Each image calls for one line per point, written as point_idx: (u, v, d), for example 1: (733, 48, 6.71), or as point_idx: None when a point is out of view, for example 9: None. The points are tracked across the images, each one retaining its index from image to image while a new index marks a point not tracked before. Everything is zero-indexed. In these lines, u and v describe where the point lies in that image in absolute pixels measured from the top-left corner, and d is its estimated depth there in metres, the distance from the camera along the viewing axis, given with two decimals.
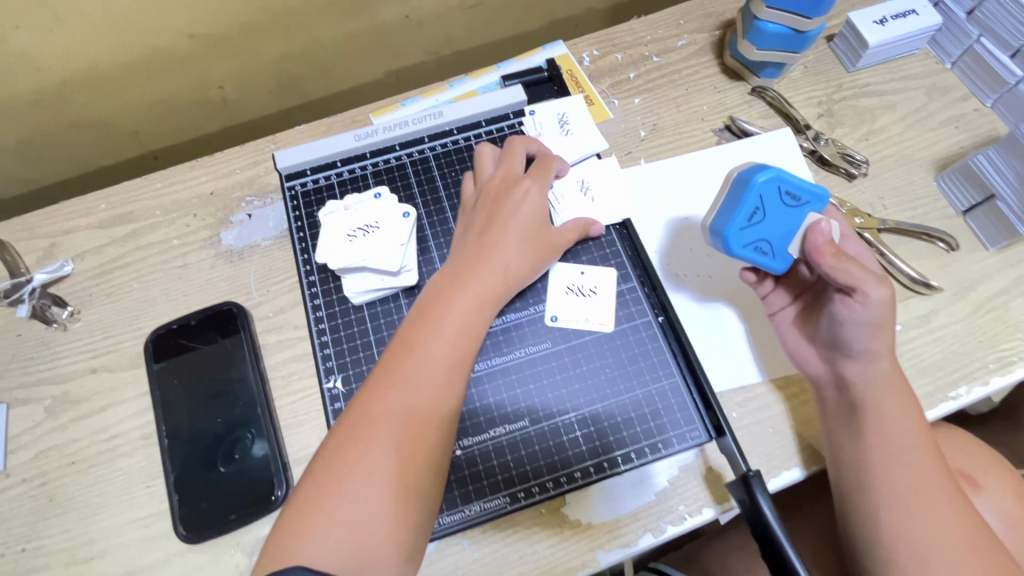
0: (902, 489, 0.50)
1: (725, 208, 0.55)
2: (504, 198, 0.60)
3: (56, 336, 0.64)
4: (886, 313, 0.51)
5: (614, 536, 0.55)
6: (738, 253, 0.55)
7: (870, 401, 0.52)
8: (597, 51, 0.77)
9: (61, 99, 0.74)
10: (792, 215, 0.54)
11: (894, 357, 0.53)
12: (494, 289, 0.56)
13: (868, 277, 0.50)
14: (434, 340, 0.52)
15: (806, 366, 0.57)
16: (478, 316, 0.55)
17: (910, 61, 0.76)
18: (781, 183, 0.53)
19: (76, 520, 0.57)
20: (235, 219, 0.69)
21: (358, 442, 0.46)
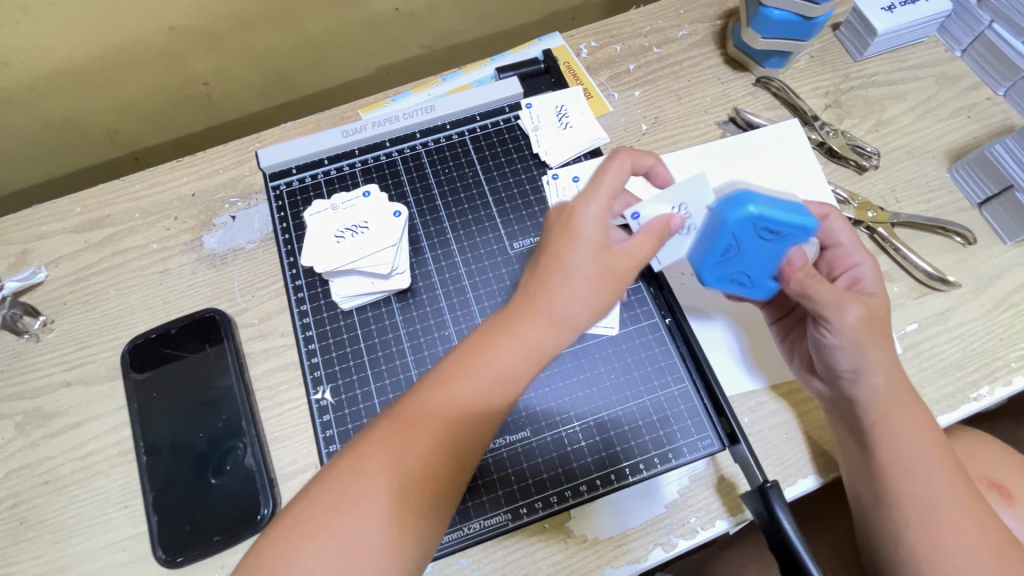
0: (921, 508, 0.46)
1: (702, 241, 0.50)
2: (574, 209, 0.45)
3: (28, 348, 0.61)
4: (864, 333, 0.47)
5: (621, 552, 0.51)
6: (715, 285, 0.53)
7: (875, 417, 0.48)
8: (595, 42, 0.74)
9: (33, 98, 0.71)
10: (771, 249, 0.48)
11: (890, 368, 0.48)
12: (546, 334, 0.43)
13: (836, 300, 0.46)
14: (467, 385, 0.41)
15: (807, 383, 0.54)
16: (523, 368, 0.43)
17: (919, 49, 0.73)
18: (755, 220, 0.46)
19: (50, 545, 0.53)
20: (218, 221, 0.66)
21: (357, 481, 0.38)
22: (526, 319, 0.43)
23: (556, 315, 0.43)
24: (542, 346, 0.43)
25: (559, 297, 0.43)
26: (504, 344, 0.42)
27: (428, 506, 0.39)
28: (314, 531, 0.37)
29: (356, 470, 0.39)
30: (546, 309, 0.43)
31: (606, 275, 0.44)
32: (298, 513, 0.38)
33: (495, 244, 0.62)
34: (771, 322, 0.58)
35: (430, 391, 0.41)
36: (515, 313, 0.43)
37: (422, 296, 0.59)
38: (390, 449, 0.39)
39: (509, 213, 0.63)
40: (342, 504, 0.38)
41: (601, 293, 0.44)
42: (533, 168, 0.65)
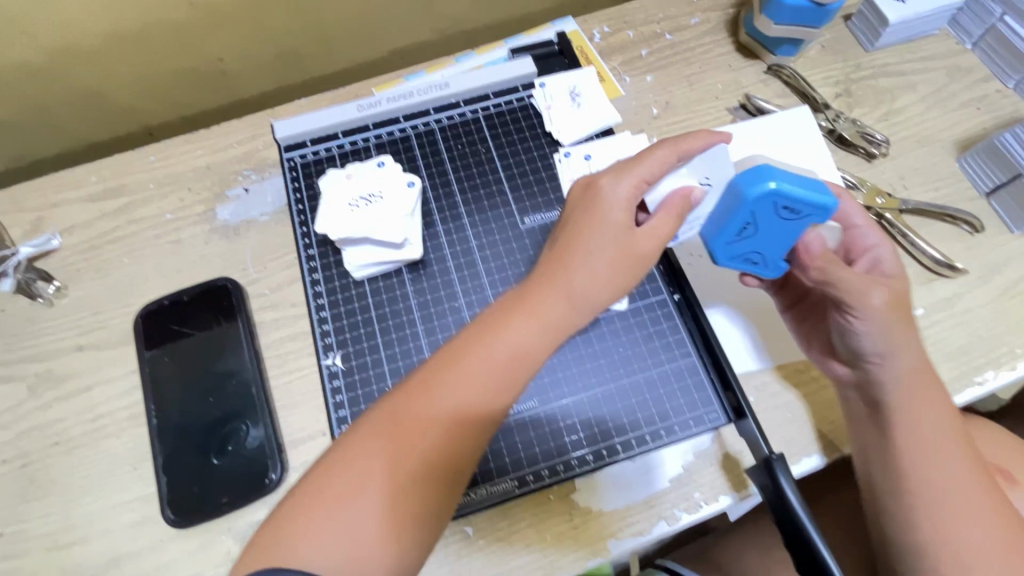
0: (935, 492, 0.47)
1: (716, 219, 0.50)
2: (596, 190, 0.48)
3: (41, 312, 0.61)
4: (892, 318, 0.48)
5: (625, 525, 0.52)
6: (726, 263, 0.53)
7: (894, 398, 0.49)
8: (608, 28, 0.74)
9: (53, 67, 0.71)
10: (788, 228, 0.48)
11: (918, 353, 0.49)
12: (561, 312, 0.45)
13: (863, 285, 0.48)
14: (479, 365, 0.43)
15: (826, 370, 0.54)
16: (538, 346, 0.45)
17: (930, 41, 0.73)
18: (779, 197, 0.46)
19: (59, 504, 0.54)
20: (231, 193, 0.66)
21: (371, 460, 0.40)
22: (542, 298, 0.45)
23: (574, 296, 0.45)
24: (558, 324, 0.45)
25: (577, 280, 0.45)
26: (519, 321, 0.44)
27: (430, 486, 0.41)
28: (330, 506, 0.39)
29: (369, 447, 0.41)
30: (564, 290, 0.45)
31: (625, 260, 0.46)
32: (313, 486, 0.40)
33: (506, 219, 0.62)
34: (781, 309, 0.58)
35: (442, 369, 0.43)
36: (532, 293, 0.45)
37: (433, 268, 0.60)
38: (401, 427, 0.41)
39: (520, 189, 0.64)
40: (353, 483, 0.40)
41: (619, 276, 0.46)
42: (545, 146, 0.66)
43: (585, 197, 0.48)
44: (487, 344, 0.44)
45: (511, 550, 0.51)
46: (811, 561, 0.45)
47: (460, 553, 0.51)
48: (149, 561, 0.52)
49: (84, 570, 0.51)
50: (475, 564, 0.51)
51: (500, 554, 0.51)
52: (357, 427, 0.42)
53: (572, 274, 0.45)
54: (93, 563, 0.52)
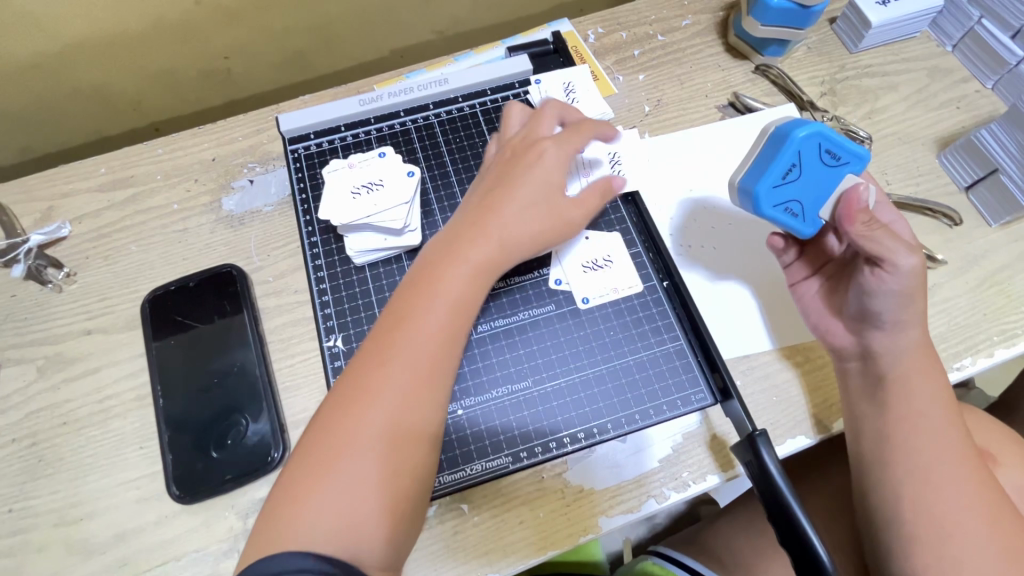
0: (923, 465, 0.49)
1: (759, 164, 0.51)
2: (519, 160, 0.56)
3: (51, 297, 0.63)
4: (917, 283, 0.50)
5: (616, 502, 0.54)
6: (767, 213, 0.52)
7: (896, 371, 0.51)
8: (602, 29, 0.77)
9: (64, 63, 0.74)
10: (828, 175, 0.51)
11: (922, 326, 0.52)
12: (495, 252, 0.52)
13: (900, 247, 0.49)
14: (428, 309, 0.48)
15: (827, 334, 0.56)
16: (476, 281, 0.51)
17: (912, 44, 0.76)
18: (824, 139, 0.49)
19: (67, 481, 0.55)
20: (236, 185, 0.68)
21: (346, 425, 0.43)
22: (478, 243, 0.51)
23: (505, 238, 0.52)
24: (494, 263, 0.52)
25: (508, 227, 0.52)
26: (458, 266, 0.50)
27: (402, 431, 0.44)
28: (320, 475, 0.42)
29: (342, 411, 0.44)
30: (498, 235, 0.52)
31: (550, 211, 0.54)
32: (301, 459, 0.43)
33: None
34: (794, 281, 0.60)
35: (396, 323, 0.47)
36: (464, 239, 0.52)
37: None
38: (366, 383, 0.45)
39: None
40: (333, 449, 0.43)
41: (545, 223, 0.54)
42: None
43: (510, 165, 0.57)
44: (429, 286, 0.49)
45: (505, 526, 0.53)
46: (794, 537, 0.47)
47: (456, 529, 0.53)
48: (154, 536, 0.53)
49: (91, 545, 0.53)
50: (471, 539, 0.52)
51: (495, 530, 0.53)
52: (330, 401, 0.45)
53: (499, 221, 0.52)
54: (99, 538, 0.53)
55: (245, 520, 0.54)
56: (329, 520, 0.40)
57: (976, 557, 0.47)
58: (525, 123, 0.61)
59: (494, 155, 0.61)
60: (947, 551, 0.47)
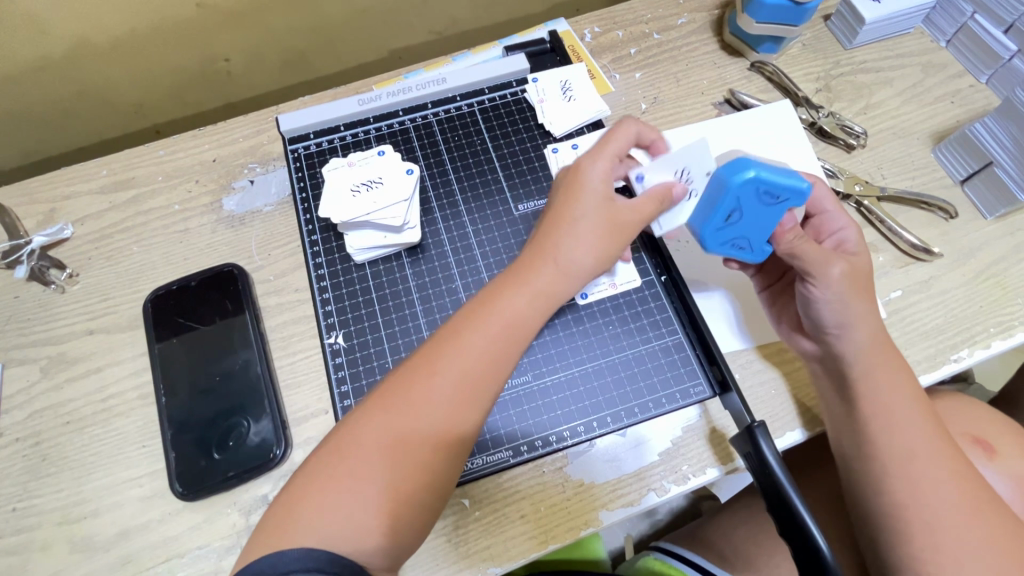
0: (901, 457, 0.49)
1: (703, 208, 0.53)
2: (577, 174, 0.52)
3: (53, 298, 0.64)
4: (848, 286, 0.51)
5: (616, 496, 0.54)
6: (716, 250, 0.55)
7: (858, 369, 0.51)
8: (598, 28, 0.77)
9: (67, 66, 0.75)
10: (771, 213, 0.51)
11: (873, 327, 0.51)
12: (552, 281, 0.50)
13: (822, 257, 0.51)
14: (480, 340, 0.47)
15: (795, 344, 0.57)
16: (532, 312, 0.49)
17: (906, 39, 0.77)
18: (759, 183, 0.49)
19: (70, 479, 0.56)
20: (237, 185, 0.69)
21: (377, 435, 0.44)
22: (535, 271, 0.50)
23: (561, 262, 0.50)
24: (551, 293, 0.50)
25: (566, 250, 0.50)
26: (515, 295, 0.49)
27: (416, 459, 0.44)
28: (334, 480, 0.42)
29: (379, 426, 0.44)
30: (554, 260, 0.50)
31: (609, 227, 0.51)
32: (318, 460, 0.44)
33: (501, 206, 0.66)
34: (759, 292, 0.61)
35: (446, 350, 0.47)
36: (527, 266, 0.50)
37: (431, 252, 0.63)
38: (408, 407, 0.44)
39: (515, 178, 0.67)
40: (362, 465, 0.43)
41: (606, 243, 0.51)
42: (537, 138, 0.69)
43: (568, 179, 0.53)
44: (484, 315, 0.48)
45: (505, 520, 0.53)
46: (795, 527, 0.47)
47: (457, 524, 0.53)
48: (157, 534, 0.53)
49: (94, 543, 0.53)
50: (471, 534, 0.53)
51: (495, 524, 0.53)
52: (363, 411, 0.45)
53: (554, 249, 0.50)
54: (102, 536, 0.53)
55: (248, 517, 0.54)
56: (338, 522, 0.41)
57: (967, 547, 0.47)
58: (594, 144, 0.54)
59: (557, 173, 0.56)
60: (938, 539, 0.47)
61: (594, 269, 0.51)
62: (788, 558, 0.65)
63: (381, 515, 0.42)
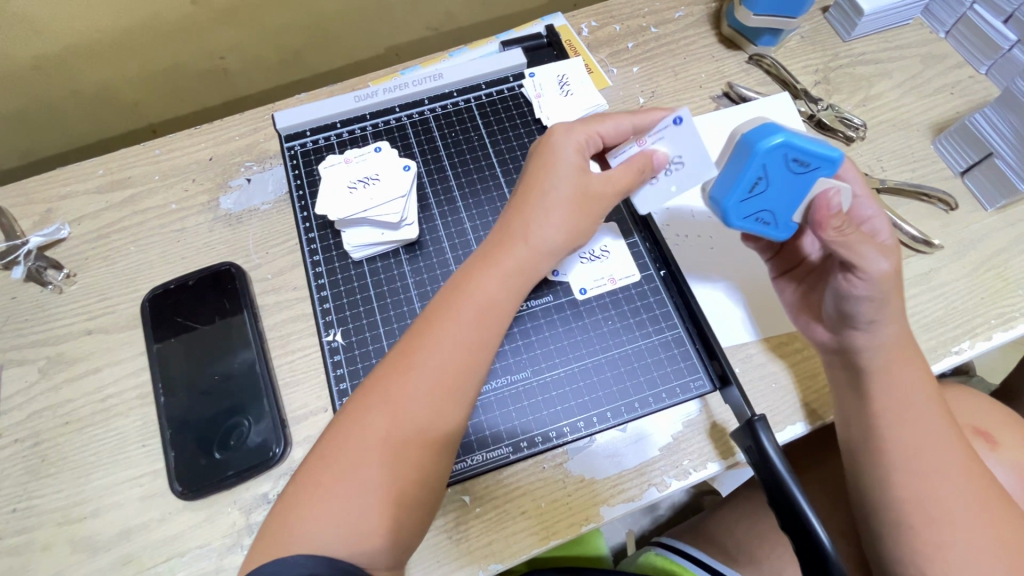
0: (911, 454, 0.49)
1: (727, 176, 0.49)
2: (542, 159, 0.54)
3: (51, 298, 0.63)
4: (892, 286, 0.48)
5: (617, 491, 0.54)
6: (738, 225, 0.52)
7: (877, 365, 0.51)
8: (596, 22, 0.77)
9: (62, 65, 0.74)
10: (798, 182, 0.48)
11: (902, 321, 0.51)
12: (523, 256, 0.51)
13: (874, 253, 0.47)
14: (452, 318, 0.48)
15: (811, 333, 0.56)
16: (505, 287, 0.50)
17: (905, 31, 0.76)
18: (790, 150, 0.46)
19: (69, 480, 0.55)
20: (234, 183, 0.69)
21: (361, 424, 0.44)
22: (504, 249, 0.51)
23: (532, 241, 0.52)
24: (522, 268, 0.51)
25: (535, 229, 0.52)
26: (486, 273, 0.50)
27: (408, 446, 0.44)
28: (332, 476, 0.42)
29: (363, 416, 0.44)
30: (524, 239, 0.52)
31: (579, 202, 0.52)
32: (318, 458, 0.44)
33: (499, 202, 0.65)
34: (775, 276, 0.60)
35: (418, 333, 0.48)
36: (496, 247, 0.52)
37: (429, 249, 0.63)
38: (387, 393, 0.45)
39: (512, 173, 0.67)
40: (351, 457, 0.43)
41: (576, 217, 0.52)
42: (535, 133, 0.69)
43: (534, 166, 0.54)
44: (455, 296, 0.49)
45: (505, 517, 0.53)
46: (797, 522, 0.47)
47: (458, 520, 0.53)
48: (158, 533, 0.53)
49: (95, 543, 0.53)
50: (472, 531, 0.53)
51: (496, 521, 0.53)
52: (348, 405, 0.46)
53: (524, 231, 0.52)
54: (103, 536, 0.53)
55: (249, 516, 0.54)
56: (339, 521, 0.41)
57: (974, 542, 0.47)
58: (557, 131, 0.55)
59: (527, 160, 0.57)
60: (940, 535, 0.47)
61: (567, 244, 0.53)
62: (789, 551, 0.65)
63: (382, 511, 0.42)
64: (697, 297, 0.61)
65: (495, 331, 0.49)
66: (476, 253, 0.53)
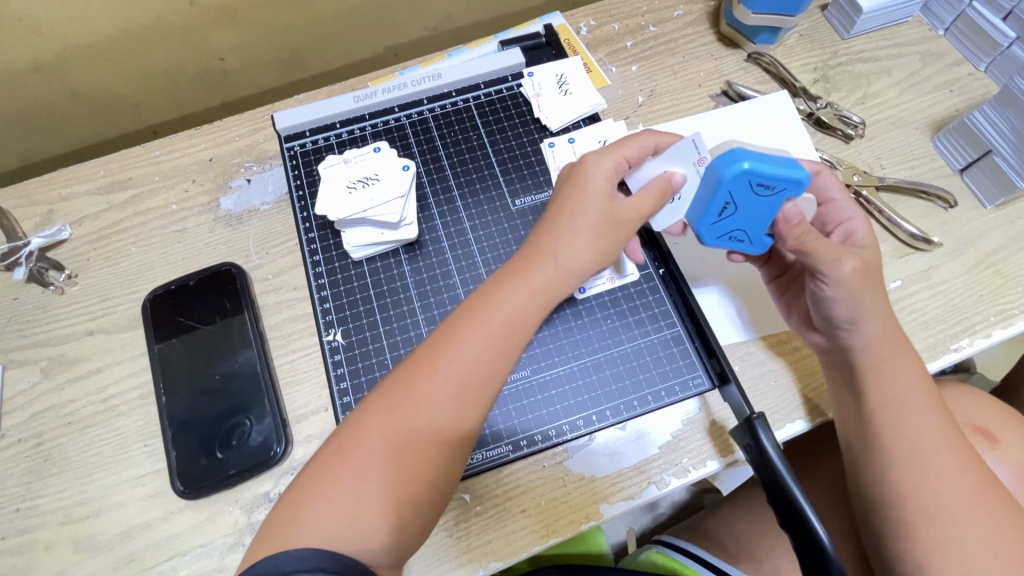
0: (908, 451, 0.49)
1: (698, 203, 0.53)
2: (577, 174, 0.53)
3: (52, 299, 0.64)
4: (860, 285, 0.50)
5: (617, 489, 0.54)
6: (712, 244, 0.55)
7: (870, 362, 0.51)
8: (594, 21, 0.77)
9: (62, 67, 0.74)
10: (765, 205, 0.51)
11: (885, 317, 0.51)
12: (552, 279, 0.50)
13: (834, 255, 0.50)
14: (479, 340, 0.47)
15: (806, 338, 0.56)
16: (531, 312, 0.49)
17: (904, 28, 0.76)
18: (752, 176, 0.48)
19: (72, 480, 0.56)
20: (234, 184, 0.69)
21: (377, 436, 0.44)
22: (533, 269, 0.50)
23: (561, 262, 0.50)
24: (550, 292, 0.50)
25: (563, 248, 0.50)
26: (513, 292, 0.49)
27: (419, 464, 0.44)
28: (337, 482, 0.42)
29: (380, 429, 0.44)
30: (551, 257, 0.50)
31: (608, 225, 0.51)
32: (321, 457, 0.44)
33: (498, 202, 0.66)
34: (767, 282, 0.60)
35: (443, 351, 0.46)
36: (525, 264, 0.51)
37: (429, 249, 0.63)
38: (406, 410, 0.44)
39: (511, 173, 0.67)
40: (364, 469, 0.43)
41: (604, 240, 0.51)
42: (534, 132, 0.69)
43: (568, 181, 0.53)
44: (483, 314, 0.48)
45: (506, 515, 0.53)
46: (796, 520, 0.47)
47: (458, 519, 0.53)
48: (160, 532, 0.54)
49: (98, 542, 0.53)
50: (473, 529, 0.53)
51: (496, 519, 0.53)
52: (364, 411, 0.45)
53: (554, 249, 0.50)
54: (106, 535, 0.54)
55: (250, 515, 0.54)
56: (338, 521, 0.41)
57: (973, 539, 0.47)
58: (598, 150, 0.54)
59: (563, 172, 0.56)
60: (938, 532, 0.47)
61: (592, 269, 0.51)
62: (789, 549, 0.66)
63: (388, 509, 0.42)
64: (695, 296, 0.61)
65: (520, 345, 0.49)
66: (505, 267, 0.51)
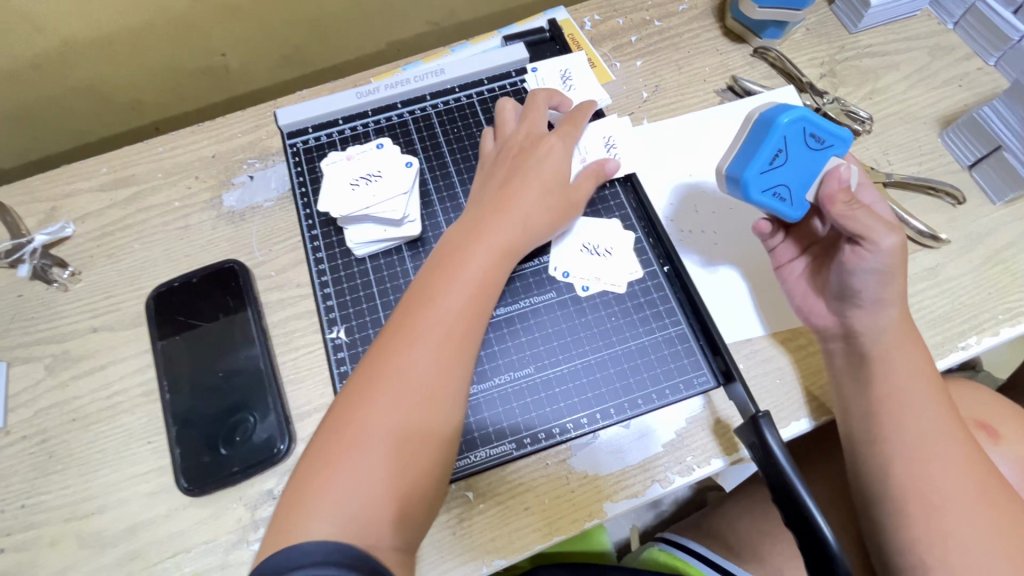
0: (908, 444, 0.49)
1: (747, 150, 0.52)
2: (527, 150, 0.60)
3: (56, 296, 0.64)
4: (897, 261, 0.50)
5: (620, 487, 0.54)
6: (757, 199, 0.52)
7: (877, 349, 0.51)
8: (598, 16, 0.76)
9: (63, 63, 0.74)
10: (814, 159, 0.51)
11: (902, 305, 0.52)
12: (511, 234, 0.55)
13: (879, 225, 0.49)
14: (450, 291, 0.50)
15: (812, 318, 0.56)
16: (494, 264, 0.53)
17: (912, 23, 0.75)
18: (807, 123, 0.50)
19: (76, 476, 0.56)
20: (236, 181, 0.69)
21: (366, 392, 0.45)
22: (492, 226, 0.54)
23: (518, 219, 0.55)
24: (510, 246, 0.54)
25: (520, 208, 0.56)
26: (477, 247, 0.53)
27: (413, 415, 0.45)
28: (341, 454, 0.43)
29: (370, 386, 0.46)
30: (510, 215, 0.55)
31: (557, 193, 0.58)
32: (325, 442, 0.44)
33: None
34: (778, 265, 0.60)
35: (417, 304, 0.49)
36: (483, 223, 0.55)
37: (432, 245, 0.63)
38: (391, 365, 0.46)
39: None
40: (360, 427, 0.44)
41: (554, 205, 0.58)
42: None
43: (517, 156, 0.59)
44: (451, 268, 0.51)
45: (510, 513, 0.53)
46: (800, 517, 0.46)
47: (461, 516, 0.53)
48: (164, 529, 0.54)
49: (103, 539, 0.54)
50: (475, 527, 0.53)
51: (500, 518, 0.53)
52: (354, 376, 0.47)
53: (513, 208, 0.56)
54: (110, 532, 0.54)
55: (253, 512, 0.54)
56: (337, 514, 0.41)
57: (976, 534, 0.46)
58: (521, 117, 0.63)
59: (492, 151, 0.62)
60: (941, 527, 0.47)
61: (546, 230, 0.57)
62: (792, 546, 0.66)
63: (397, 471, 0.43)
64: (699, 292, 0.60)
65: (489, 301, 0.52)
66: (464, 227, 0.55)
